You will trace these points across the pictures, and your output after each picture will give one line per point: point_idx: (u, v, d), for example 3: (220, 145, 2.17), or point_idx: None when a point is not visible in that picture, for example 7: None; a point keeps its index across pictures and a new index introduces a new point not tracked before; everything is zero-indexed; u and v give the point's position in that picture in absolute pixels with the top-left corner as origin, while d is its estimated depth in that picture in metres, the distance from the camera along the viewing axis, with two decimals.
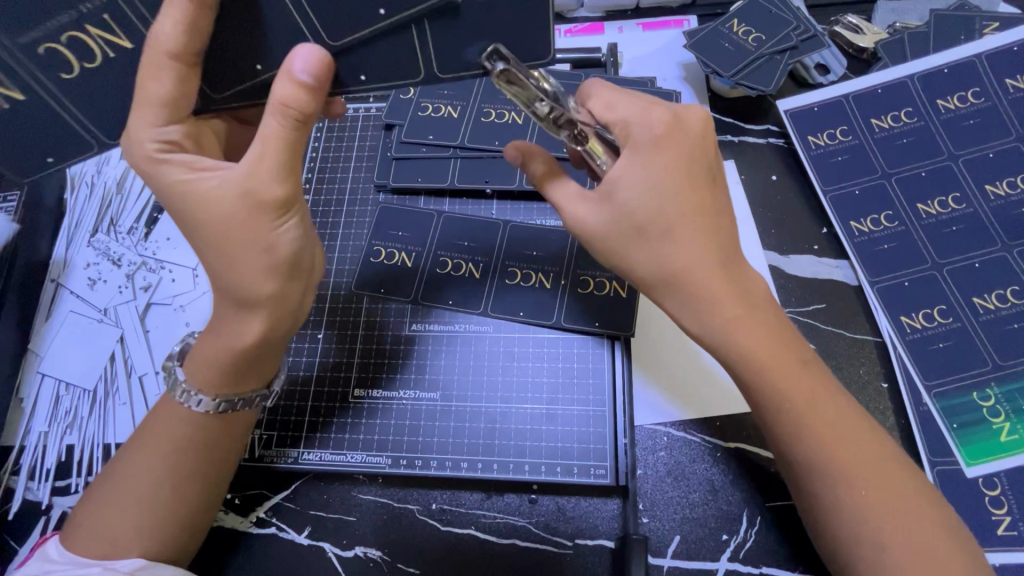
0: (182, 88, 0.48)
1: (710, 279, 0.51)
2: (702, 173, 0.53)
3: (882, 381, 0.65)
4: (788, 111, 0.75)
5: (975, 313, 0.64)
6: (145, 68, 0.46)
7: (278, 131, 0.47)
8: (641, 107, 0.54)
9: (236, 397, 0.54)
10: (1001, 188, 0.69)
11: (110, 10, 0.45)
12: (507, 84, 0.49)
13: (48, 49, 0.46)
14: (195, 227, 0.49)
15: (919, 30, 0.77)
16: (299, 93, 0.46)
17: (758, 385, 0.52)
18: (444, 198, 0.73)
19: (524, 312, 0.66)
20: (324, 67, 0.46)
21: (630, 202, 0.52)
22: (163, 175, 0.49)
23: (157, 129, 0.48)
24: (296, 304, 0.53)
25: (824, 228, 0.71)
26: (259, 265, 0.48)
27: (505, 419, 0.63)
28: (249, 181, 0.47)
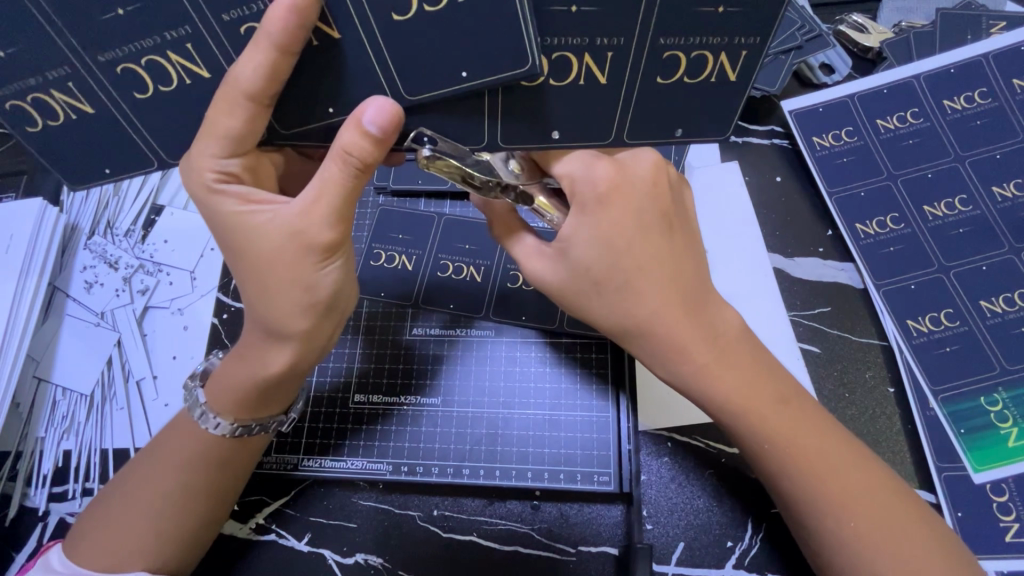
0: (252, 128, 0.46)
1: (671, 326, 0.51)
2: (656, 223, 0.52)
3: (888, 385, 0.64)
4: (793, 112, 0.74)
5: (983, 317, 0.64)
6: (219, 103, 0.44)
7: (337, 175, 0.45)
8: (584, 159, 0.51)
9: (254, 422, 0.53)
10: (1008, 190, 0.68)
11: (190, 41, 0.43)
12: (437, 166, 0.49)
13: (126, 68, 0.44)
14: (250, 262, 0.48)
15: (925, 29, 0.76)
16: (363, 142, 0.44)
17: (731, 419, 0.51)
18: (444, 200, 0.72)
19: (526, 317, 0.65)
20: (394, 123, 0.44)
21: (584, 258, 0.51)
22: (216, 206, 0.48)
23: (218, 160, 0.47)
24: (325, 337, 0.52)
25: (829, 230, 0.70)
26: (297, 303, 0.48)
27: (506, 424, 0.62)
28: (303, 223, 0.46)
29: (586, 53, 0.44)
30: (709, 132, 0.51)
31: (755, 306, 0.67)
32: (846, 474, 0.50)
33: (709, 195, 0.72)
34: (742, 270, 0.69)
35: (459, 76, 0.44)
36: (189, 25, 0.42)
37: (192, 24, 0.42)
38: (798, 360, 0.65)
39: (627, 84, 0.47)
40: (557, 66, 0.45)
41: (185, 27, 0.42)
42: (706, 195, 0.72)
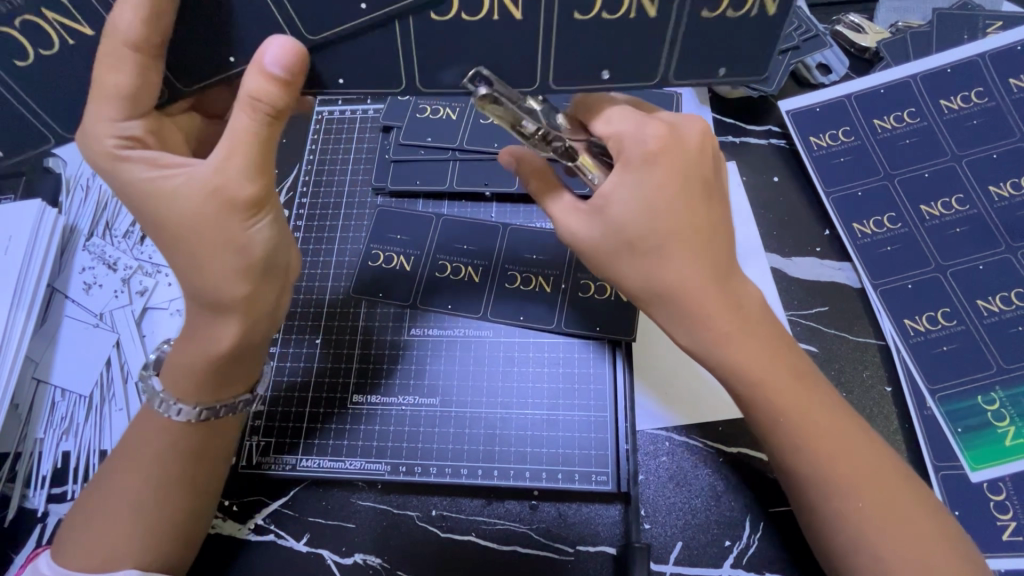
0: (145, 82, 0.47)
1: (700, 293, 0.51)
2: (695, 189, 0.52)
3: (886, 384, 0.64)
4: (789, 112, 0.75)
5: (979, 316, 0.64)
6: (102, 61, 0.45)
7: (248, 125, 0.46)
8: (635, 120, 0.52)
9: (218, 404, 0.53)
10: (1005, 190, 0.68)
11: (148, 14, 0.42)
12: (491, 108, 0.49)
13: (2, 31, 0.44)
14: (168, 227, 0.47)
15: (921, 29, 0.76)
16: (268, 86, 0.45)
17: (753, 389, 0.51)
18: (442, 201, 0.72)
19: (525, 317, 0.66)
20: (297, 62, 0.45)
21: (620, 217, 0.51)
22: (123, 173, 0.48)
23: (116, 123, 0.47)
24: (269, 306, 0.52)
25: (826, 229, 0.71)
26: (233, 265, 0.47)
27: (505, 425, 0.62)
28: (218, 177, 0.46)
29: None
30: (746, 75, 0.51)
31: None
32: (848, 468, 0.49)
33: None
34: (739, 269, 0.69)
35: (360, 8, 0.45)
36: None
37: None
38: None
39: (670, 23, 0.47)
40: (468, 3, 0.46)
41: None
42: None
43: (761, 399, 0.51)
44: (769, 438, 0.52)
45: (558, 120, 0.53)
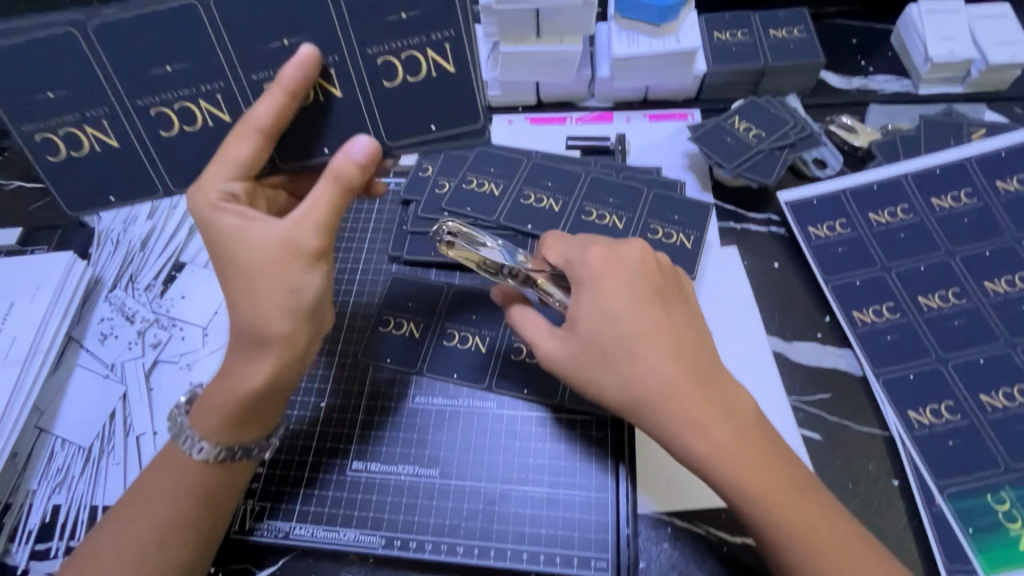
0: (259, 155, 0.52)
1: (680, 403, 0.52)
2: (650, 298, 0.55)
3: (892, 477, 0.63)
4: (787, 202, 0.78)
5: (984, 411, 0.64)
6: (232, 135, 0.51)
7: (327, 194, 0.51)
8: (580, 246, 0.59)
9: (236, 445, 0.54)
10: (1000, 286, 0.70)
11: (221, 92, 0.52)
12: (453, 251, 0.64)
13: (159, 111, 0.53)
14: (235, 268, 0.50)
15: (909, 133, 0.82)
16: (352, 168, 0.52)
17: (750, 503, 0.51)
18: (454, 272, 0.74)
19: (529, 390, 0.66)
20: (376, 154, 0.53)
21: (589, 330, 0.55)
22: (214, 221, 0.51)
23: (223, 182, 0.51)
24: (306, 350, 0.54)
25: (826, 315, 0.72)
26: (283, 306, 0.50)
27: (503, 501, 0.61)
28: (293, 232, 0.50)
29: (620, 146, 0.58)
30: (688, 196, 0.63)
31: (754, 388, 0.68)
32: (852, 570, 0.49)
33: (708, 277, 0.75)
34: (742, 352, 0.70)
35: (429, 127, 0.57)
36: (223, 80, 0.52)
37: (224, 81, 0.52)
38: (799, 447, 0.65)
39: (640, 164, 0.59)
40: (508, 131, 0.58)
41: (218, 83, 0.52)
42: (706, 278, 0.75)
43: (766, 499, 0.50)
44: (774, 550, 0.51)
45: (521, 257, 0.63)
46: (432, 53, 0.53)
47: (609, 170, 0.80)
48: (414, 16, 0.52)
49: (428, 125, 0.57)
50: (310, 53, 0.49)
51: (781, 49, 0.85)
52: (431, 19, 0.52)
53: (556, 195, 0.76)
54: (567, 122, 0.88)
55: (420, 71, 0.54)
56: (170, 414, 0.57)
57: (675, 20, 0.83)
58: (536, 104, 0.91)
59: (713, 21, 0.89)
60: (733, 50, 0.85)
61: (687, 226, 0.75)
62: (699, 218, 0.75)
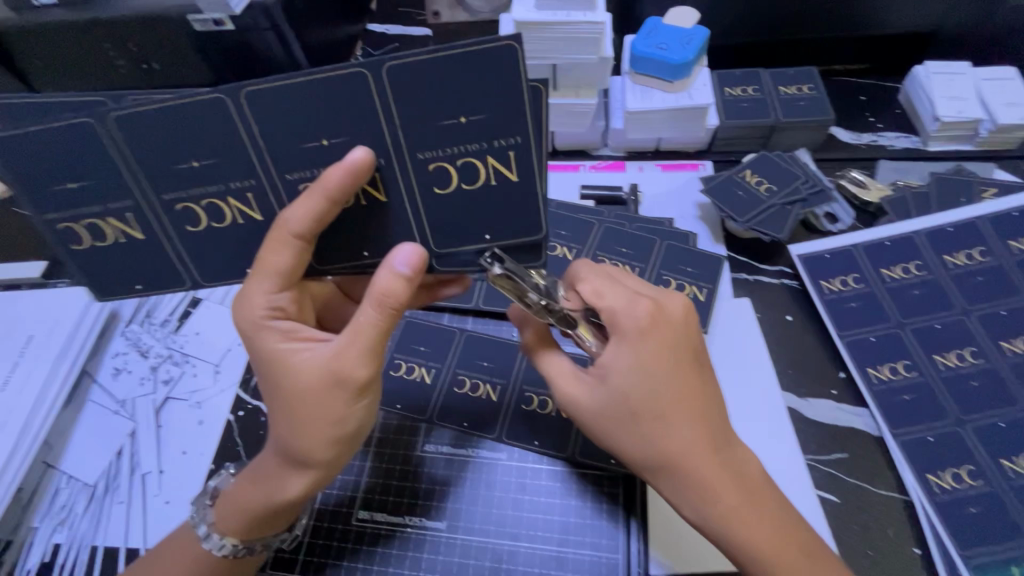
0: (298, 263, 0.49)
1: (701, 469, 0.52)
2: (688, 361, 0.54)
3: (913, 545, 0.61)
4: (800, 255, 0.79)
5: (1007, 477, 0.62)
6: (269, 243, 0.48)
7: (373, 320, 0.47)
8: (627, 297, 0.54)
9: (257, 542, 0.54)
10: (1018, 346, 0.69)
11: (252, 190, 0.49)
12: (503, 284, 0.52)
13: (185, 206, 0.49)
14: (280, 392, 0.49)
15: (920, 189, 0.83)
16: (399, 286, 0.48)
17: (759, 570, 0.51)
18: (467, 317, 0.75)
19: (538, 441, 0.65)
20: (423, 265, 0.48)
21: (623, 389, 0.52)
22: (261, 340, 0.50)
23: (269, 296, 0.50)
24: (340, 465, 0.53)
25: (841, 371, 0.72)
26: (324, 436, 0.49)
27: (512, 559, 0.60)
28: (337, 364, 0.48)
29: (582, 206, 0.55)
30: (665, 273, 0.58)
31: (768, 445, 0.67)
32: None
33: (720, 327, 0.75)
34: (754, 407, 0.69)
35: (484, 237, 0.51)
36: (254, 178, 0.48)
37: (256, 179, 0.48)
38: (815, 509, 0.63)
39: None
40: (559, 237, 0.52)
41: (251, 180, 0.48)
42: (718, 330, 0.75)
43: (774, 566, 0.51)
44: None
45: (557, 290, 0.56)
46: (494, 160, 0.47)
47: (622, 220, 0.82)
48: (476, 120, 0.45)
49: (483, 236, 0.51)
50: (362, 158, 0.45)
51: (791, 105, 0.87)
52: (495, 125, 0.45)
53: (569, 244, 0.79)
54: (580, 170, 0.90)
55: (476, 178, 0.48)
56: (194, 499, 0.57)
57: (688, 77, 0.85)
58: (550, 152, 0.93)
59: (725, 77, 0.91)
60: (744, 106, 0.88)
61: (699, 277, 0.76)
62: (711, 269, 0.77)
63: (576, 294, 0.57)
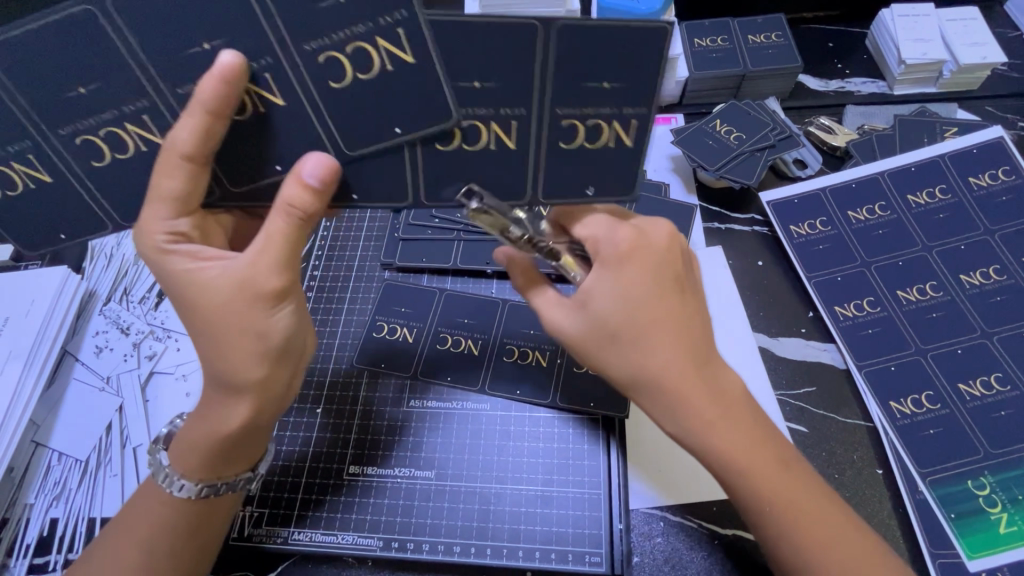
0: (193, 186, 0.50)
1: (681, 385, 0.53)
2: (670, 286, 0.55)
3: (876, 467, 0.65)
4: (770, 202, 0.81)
5: (962, 399, 0.66)
6: (159, 167, 0.49)
7: (282, 227, 0.50)
8: (610, 225, 0.58)
9: (219, 482, 0.55)
10: (976, 278, 0.72)
11: (197, 119, 0.49)
12: (483, 219, 0.53)
13: (110, 133, 0.50)
14: (196, 313, 0.51)
15: (885, 132, 0.85)
16: (305, 195, 0.49)
17: (738, 479, 0.53)
18: (446, 277, 0.76)
19: (521, 391, 0.67)
20: (333, 175, 0.50)
21: (601, 310, 0.55)
22: (169, 264, 0.51)
23: (168, 221, 0.51)
24: (282, 388, 0.54)
25: (810, 311, 0.74)
26: (252, 352, 0.50)
27: (499, 501, 0.62)
28: (249, 273, 0.50)
29: (613, 121, 0.51)
30: (617, 192, 0.57)
31: (740, 382, 0.70)
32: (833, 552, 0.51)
33: None
34: (728, 348, 0.72)
35: (394, 130, 0.51)
36: (205, 109, 0.48)
37: (199, 107, 0.48)
38: None
39: (639, 146, 0.53)
40: (591, 133, 0.52)
41: (197, 110, 0.48)
42: None
43: (755, 479, 0.53)
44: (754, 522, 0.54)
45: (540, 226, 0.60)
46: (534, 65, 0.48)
47: None
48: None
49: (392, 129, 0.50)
50: (232, 61, 0.44)
51: (760, 53, 0.87)
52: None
53: None
54: None
55: (372, 65, 0.47)
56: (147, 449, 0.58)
57: None
58: None
59: (694, 28, 0.91)
60: (715, 56, 0.88)
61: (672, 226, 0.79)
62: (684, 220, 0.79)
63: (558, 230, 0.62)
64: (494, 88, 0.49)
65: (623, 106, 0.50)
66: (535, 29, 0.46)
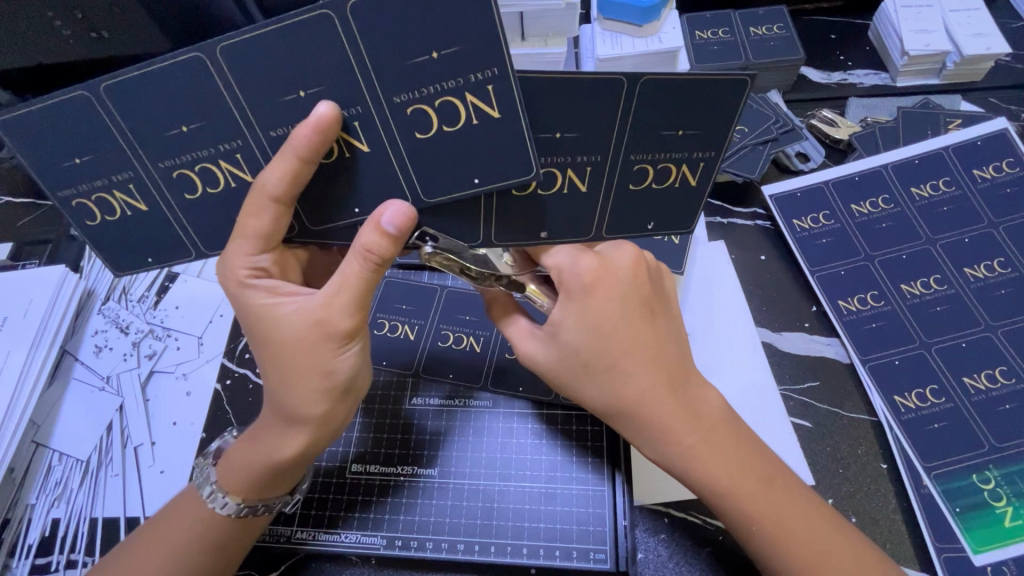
0: (278, 227, 0.49)
1: (660, 412, 0.54)
2: (637, 310, 0.55)
3: (881, 461, 0.65)
4: (772, 196, 0.80)
5: (968, 393, 0.65)
6: (248, 207, 0.48)
7: (359, 271, 0.49)
8: (571, 251, 0.56)
9: (259, 503, 0.55)
10: (980, 271, 0.72)
11: (239, 151, 0.47)
12: (439, 261, 0.53)
13: (181, 173, 0.48)
14: (272, 348, 0.51)
15: (888, 125, 0.84)
16: (382, 242, 0.48)
17: (723, 499, 0.53)
18: (447, 273, 0.75)
19: (523, 388, 0.67)
20: (410, 225, 0.48)
21: (571, 341, 0.55)
22: (246, 298, 0.51)
23: (251, 257, 0.51)
24: (338, 423, 0.55)
25: (813, 306, 0.74)
26: (315, 388, 0.50)
27: (502, 497, 0.62)
28: (325, 312, 0.49)
29: (682, 164, 0.52)
30: (675, 226, 0.57)
31: (745, 378, 0.69)
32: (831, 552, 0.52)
33: (696, 270, 0.76)
34: (730, 344, 0.72)
35: (472, 181, 0.49)
36: (241, 139, 0.47)
37: (243, 140, 0.47)
38: (789, 436, 0.66)
39: (703, 185, 0.54)
40: (660, 175, 0.53)
41: (236, 141, 0.47)
42: (695, 272, 0.76)
43: (739, 499, 0.53)
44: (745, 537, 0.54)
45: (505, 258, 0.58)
46: (611, 113, 0.48)
47: None
48: (448, 55, 0.43)
49: (471, 180, 0.49)
50: (329, 111, 0.44)
51: (762, 45, 0.86)
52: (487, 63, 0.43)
53: None
54: None
55: (458, 121, 0.46)
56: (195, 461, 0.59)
57: (658, 20, 0.84)
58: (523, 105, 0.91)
59: (695, 20, 0.90)
60: (714, 49, 0.87)
61: None
62: None
63: (524, 259, 0.60)
64: (576, 138, 0.49)
65: (696, 149, 0.51)
66: (621, 82, 0.46)
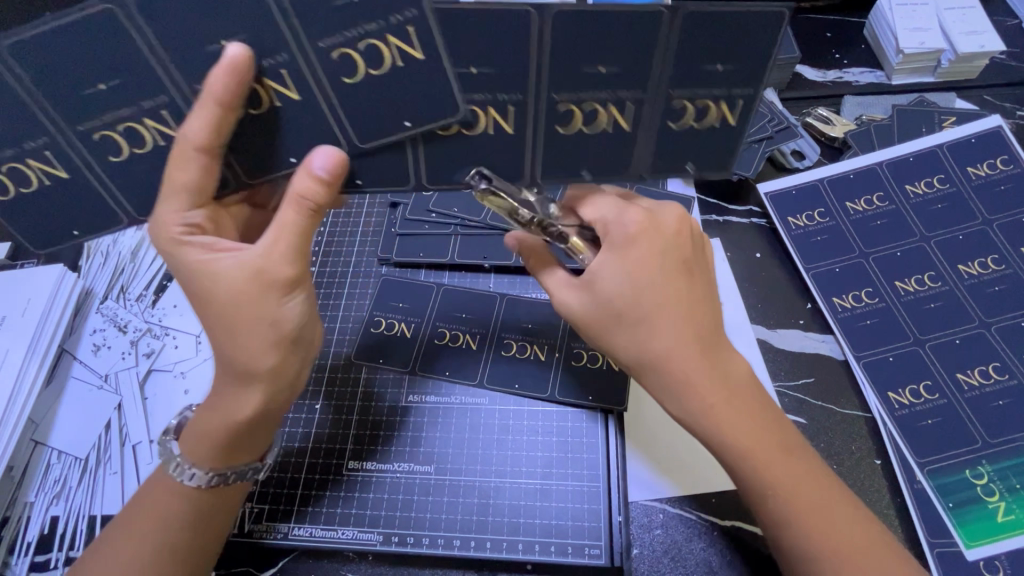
0: (205, 179, 0.50)
1: (687, 365, 0.54)
2: (677, 270, 0.56)
3: (875, 457, 0.65)
4: (767, 194, 0.80)
5: (961, 389, 0.66)
6: (174, 160, 0.49)
7: (293, 218, 0.50)
8: (617, 208, 0.59)
9: (229, 471, 0.55)
10: (974, 268, 0.72)
11: (222, 123, 0.48)
12: (491, 200, 0.54)
13: (105, 134, 0.49)
14: (212, 304, 0.51)
15: (883, 123, 0.84)
16: (314, 186, 0.50)
17: (742, 459, 0.53)
18: (443, 271, 0.75)
19: (519, 385, 0.67)
20: (341, 167, 0.50)
21: (609, 291, 0.55)
22: (183, 256, 0.51)
23: (182, 213, 0.51)
24: (293, 377, 0.55)
25: (808, 303, 0.74)
26: (265, 340, 0.51)
27: (498, 494, 0.62)
28: (264, 262, 0.50)
29: (721, 100, 0.51)
30: (715, 167, 0.56)
31: None
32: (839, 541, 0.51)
33: None
34: None
35: (406, 124, 0.51)
36: (231, 112, 0.47)
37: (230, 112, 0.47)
38: None
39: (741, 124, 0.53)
40: (698, 113, 0.52)
41: (220, 113, 0.47)
42: None
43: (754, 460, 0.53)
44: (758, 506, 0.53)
45: (552, 210, 0.60)
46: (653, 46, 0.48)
47: None
48: None
49: (404, 123, 0.50)
50: (240, 54, 0.45)
51: None
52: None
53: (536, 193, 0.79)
54: None
55: (387, 60, 0.47)
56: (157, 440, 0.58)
57: None
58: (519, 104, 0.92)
59: None
60: None
61: None
62: None
63: (573, 214, 0.61)
64: (617, 73, 0.49)
65: (735, 83, 0.50)
66: (662, 12, 0.46)
